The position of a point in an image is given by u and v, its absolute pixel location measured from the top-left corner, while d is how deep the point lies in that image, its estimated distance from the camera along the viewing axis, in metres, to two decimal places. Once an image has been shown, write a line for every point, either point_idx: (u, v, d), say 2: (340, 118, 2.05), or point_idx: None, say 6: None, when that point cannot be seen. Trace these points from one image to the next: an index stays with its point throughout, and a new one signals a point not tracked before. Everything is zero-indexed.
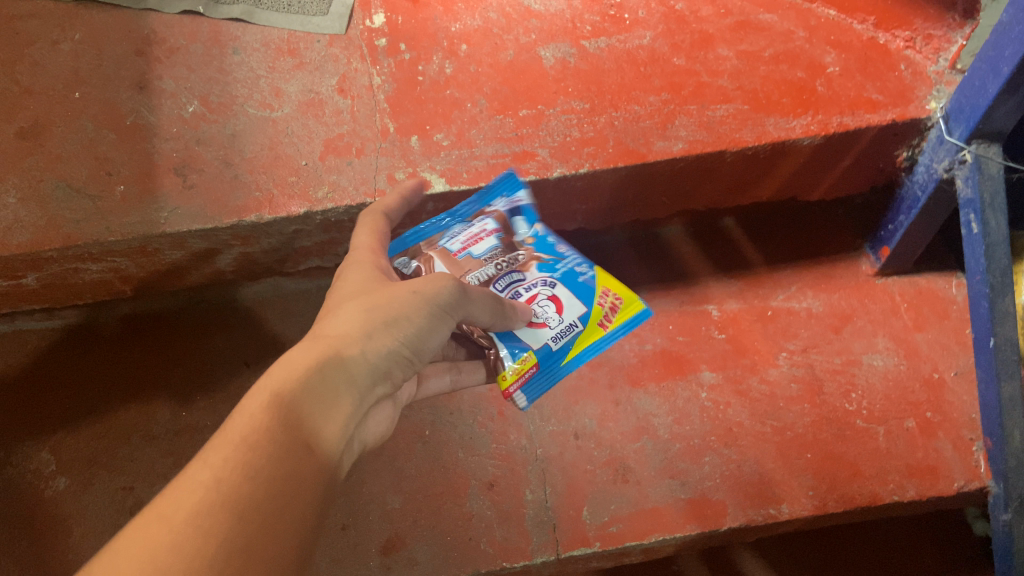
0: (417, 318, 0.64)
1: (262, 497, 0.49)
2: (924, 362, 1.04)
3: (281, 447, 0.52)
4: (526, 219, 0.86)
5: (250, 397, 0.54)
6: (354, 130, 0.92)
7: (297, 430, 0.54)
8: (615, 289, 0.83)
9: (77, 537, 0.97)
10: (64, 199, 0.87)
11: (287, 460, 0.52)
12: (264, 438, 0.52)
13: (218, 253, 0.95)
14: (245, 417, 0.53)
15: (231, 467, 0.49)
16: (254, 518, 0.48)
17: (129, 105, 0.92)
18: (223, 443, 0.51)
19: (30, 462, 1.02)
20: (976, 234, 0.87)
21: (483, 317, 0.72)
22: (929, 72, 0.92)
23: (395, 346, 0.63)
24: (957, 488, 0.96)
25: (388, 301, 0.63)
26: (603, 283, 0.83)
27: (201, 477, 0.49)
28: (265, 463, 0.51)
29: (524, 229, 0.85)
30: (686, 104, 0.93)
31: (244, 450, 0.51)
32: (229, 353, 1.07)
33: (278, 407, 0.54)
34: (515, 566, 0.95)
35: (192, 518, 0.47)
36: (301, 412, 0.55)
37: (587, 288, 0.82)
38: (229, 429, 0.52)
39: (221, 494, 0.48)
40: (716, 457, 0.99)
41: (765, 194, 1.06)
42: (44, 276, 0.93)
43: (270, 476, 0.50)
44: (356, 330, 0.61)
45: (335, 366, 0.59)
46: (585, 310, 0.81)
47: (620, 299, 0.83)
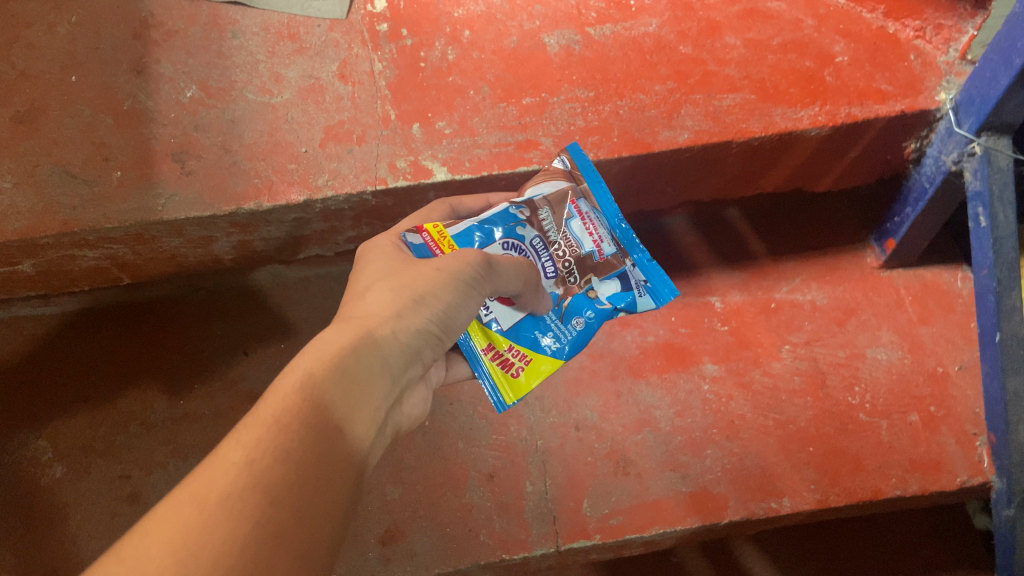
0: (445, 294, 0.63)
1: (297, 478, 0.47)
2: (928, 356, 1.03)
3: (316, 428, 0.50)
4: (615, 291, 0.79)
5: (280, 379, 0.52)
6: (355, 117, 0.91)
7: (331, 412, 0.51)
8: (525, 369, 0.79)
9: (73, 525, 0.96)
10: (61, 184, 0.86)
11: (319, 440, 0.49)
12: (297, 418, 0.49)
13: (216, 240, 0.94)
14: (277, 398, 0.50)
15: (264, 448, 0.47)
16: (288, 500, 0.46)
17: (126, 90, 0.90)
18: (255, 423, 0.48)
19: (26, 450, 1.01)
20: (984, 227, 0.86)
21: (511, 284, 0.69)
22: (939, 63, 0.91)
23: (423, 326, 0.61)
24: (960, 483, 0.96)
25: (414, 281, 0.63)
26: (529, 354, 0.79)
27: (233, 457, 0.46)
28: (300, 445, 0.48)
29: (604, 289, 0.79)
30: (692, 93, 0.91)
31: (276, 430, 0.48)
32: (227, 341, 1.07)
33: (308, 386, 0.51)
34: (514, 558, 0.94)
35: (226, 499, 0.44)
36: (332, 393, 0.52)
37: (527, 338, 0.79)
38: (261, 410, 0.50)
39: (257, 474, 0.45)
40: (718, 450, 0.98)
41: (770, 185, 1.05)
42: (40, 263, 0.92)
43: (305, 457, 0.48)
44: (386, 311, 0.60)
45: (365, 347, 0.57)
46: (503, 328, 0.78)
47: (513, 372, 0.78)
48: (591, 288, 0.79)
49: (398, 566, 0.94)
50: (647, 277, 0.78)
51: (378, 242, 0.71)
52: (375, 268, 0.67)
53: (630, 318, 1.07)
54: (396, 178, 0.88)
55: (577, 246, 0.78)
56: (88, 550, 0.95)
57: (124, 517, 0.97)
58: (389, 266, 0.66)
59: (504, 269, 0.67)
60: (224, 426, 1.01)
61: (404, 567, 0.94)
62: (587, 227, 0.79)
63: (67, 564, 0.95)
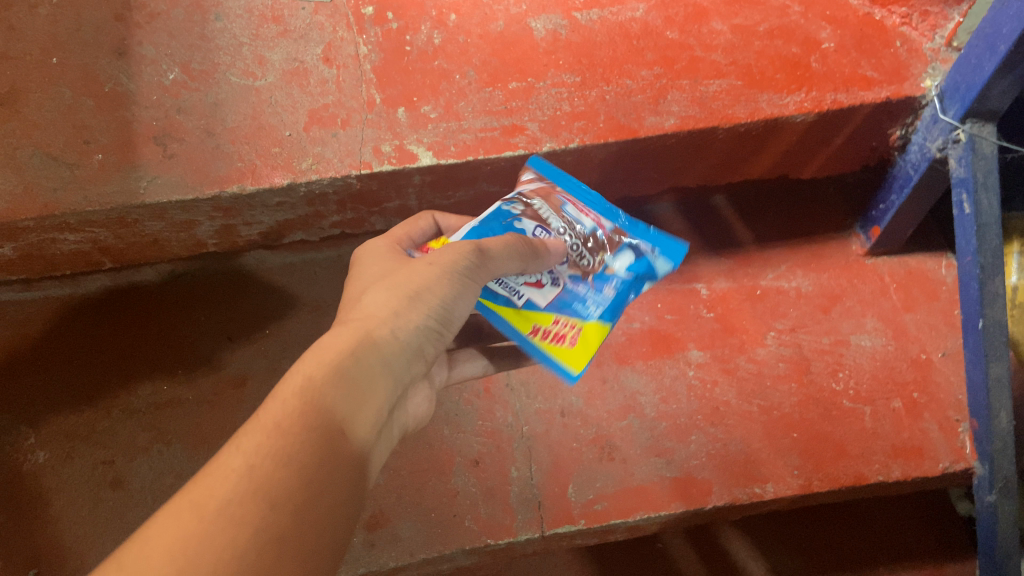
0: (442, 291, 0.63)
1: (297, 481, 0.49)
2: (912, 343, 1.03)
3: (317, 432, 0.52)
4: (632, 261, 0.77)
5: (281, 385, 0.54)
6: (339, 101, 0.90)
7: (330, 415, 0.53)
8: (578, 338, 0.75)
9: (57, 511, 0.96)
10: (41, 167, 0.85)
11: (320, 442, 0.51)
12: (297, 423, 0.51)
13: (199, 224, 0.93)
14: (277, 404, 0.52)
15: (264, 454, 0.49)
16: (287, 507, 0.48)
17: (108, 72, 0.89)
18: (256, 430, 0.51)
19: (8, 433, 1.00)
20: (968, 214, 0.86)
21: (511, 267, 0.67)
22: (925, 50, 0.91)
23: (422, 323, 0.62)
24: (942, 469, 0.96)
25: (410, 279, 0.63)
26: (577, 324, 0.76)
27: (234, 463, 0.49)
28: (298, 450, 0.50)
29: (619, 264, 0.77)
30: (679, 79, 0.91)
31: (275, 434, 0.50)
32: (212, 327, 1.06)
33: (306, 391, 0.53)
34: (498, 543, 0.94)
35: (226, 506, 0.46)
36: (333, 394, 0.54)
37: (569, 308, 0.75)
38: (262, 416, 0.52)
39: (256, 481, 0.48)
40: (702, 436, 0.99)
41: (757, 171, 1.05)
42: (21, 246, 0.91)
43: (304, 462, 0.50)
44: (382, 310, 0.61)
45: (365, 348, 0.58)
46: (543, 305, 0.75)
47: (568, 342, 0.75)
48: (607, 267, 0.77)
49: (383, 552, 0.94)
50: (652, 243, 0.78)
51: (373, 246, 0.72)
52: (379, 268, 0.68)
53: None
54: (381, 162, 0.87)
55: (578, 229, 0.77)
56: (71, 535, 0.95)
57: (107, 503, 0.96)
58: (385, 270, 0.67)
59: (496, 252, 0.66)
60: (209, 412, 1.01)
61: (389, 552, 0.94)
62: (580, 210, 0.79)
63: (51, 549, 0.95)
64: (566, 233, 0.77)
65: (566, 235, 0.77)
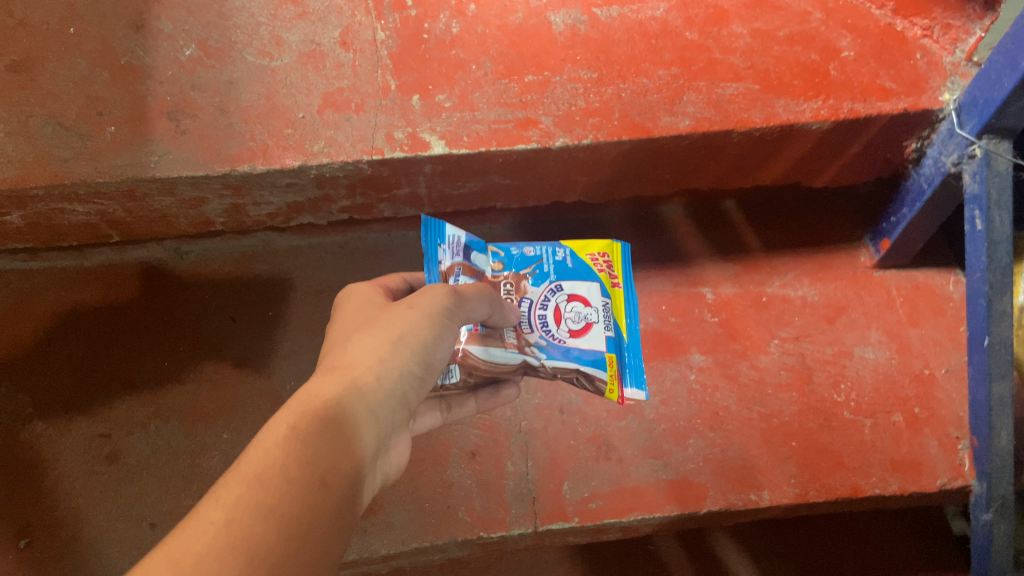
0: (423, 332, 0.63)
1: (277, 536, 0.47)
2: (915, 357, 1.03)
3: (299, 482, 0.50)
4: (482, 254, 0.82)
5: (264, 434, 0.52)
6: (354, 85, 0.90)
7: (315, 464, 0.51)
8: (599, 253, 0.86)
9: (51, 482, 0.96)
10: (52, 136, 0.85)
11: (303, 493, 0.50)
12: (277, 474, 0.50)
13: (208, 202, 0.93)
14: (258, 455, 0.51)
15: (243, 506, 0.47)
16: (268, 564, 0.46)
17: (124, 45, 0.89)
18: (236, 481, 0.49)
19: (7, 403, 1.00)
20: (980, 230, 0.85)
21: (480, 310, 0.70)
22: (945, 63, 0.90)
23: (407, 366, 0.61)
24: (939, 485, 0.96)
25: (394, 324, 0.63)
26: (591, 255, 0.86)
27: (212, 517, 0.47)
28: (280, 502, 0.48)
29: (487, 266, 0.82)
30: (696, 80, 0.91)
31: (255, 487, 0.49)
32: (216, 305, 1.06)
33: (291, 439, 0.52)
34: (491, 536, 0.94)
35: (202, 560, 0.44)
36: (317, 443, 0.52)
37: (580, 266, 0.84)
38: (242, 467, 0.50)
39: (233, 535, 0.46)
40: (701, 440, 0.98)
41: (768, 178, 1.04)
42: (29, 215, 0.91)
43: (285, 515, 0.48)
44: (367, 356, 0.60)
45: (351, 394, 0.57)
46: (598, 283, 0.84)
47: (609, 256, 0.86)
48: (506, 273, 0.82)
49: (375, 539, 0.94)
50: (439, 242, 0.78)
51: (358, 293, 0.73)
52: (364, 314, 0.69)
53: None
54: (393, 149, 0.87)
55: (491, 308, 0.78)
56: (65, 506, 0.95)
57: (102, 476, 0.96)
58: (366, 319, 0.67)
59: (468, 294, 0.68)
60: (208, 391, 1.01)
61: (381, 540, 0.94)
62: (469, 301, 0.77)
63: (44, 520, 0.95)
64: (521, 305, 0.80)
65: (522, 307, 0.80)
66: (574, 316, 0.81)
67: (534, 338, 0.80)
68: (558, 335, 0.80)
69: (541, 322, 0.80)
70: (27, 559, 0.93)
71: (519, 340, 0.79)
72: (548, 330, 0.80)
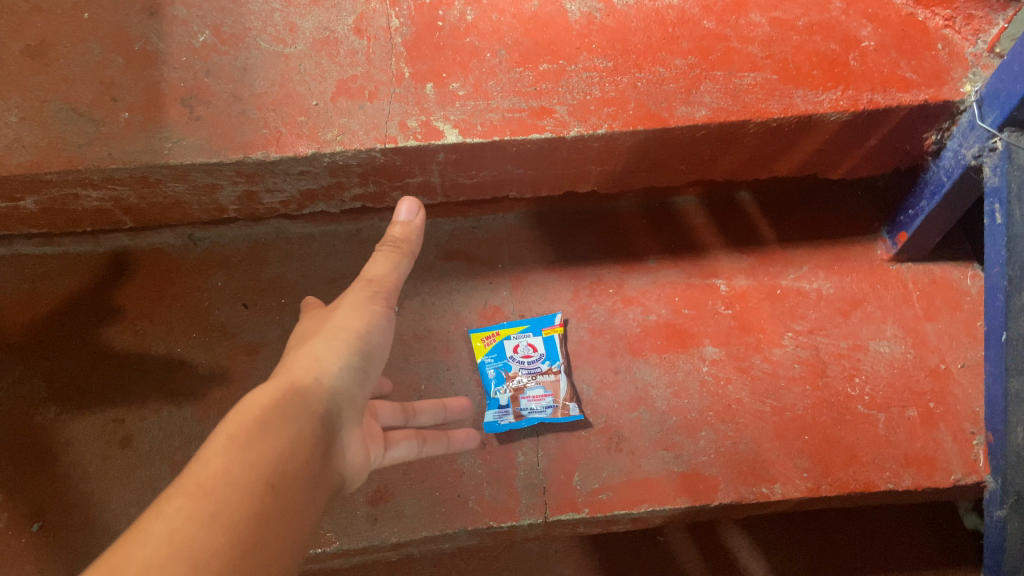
0: (353, 324, 0.73)
1: (221, 535, 0.54)
2: (931, 352, 1.02)
3: (240, 487, 0.58)
4: (495, 416, 0.98)
5: (208, 445, 0.61)
6: (368, 73, 0.89)
7: (256, 468, 0.59)
8: (494, 337, 1.03)
9: (65, 466, 0.97)
10: (67, 122, 0.85)
11: (248, 493, 0.58)
12: (219, 482, 0.57)
13: (221, 189, 0.93)
14: (201, 467, 0.58)
15: (183, 515, 0.55)
16: (216, 558, 0.53)
17: (139, 30, 0.89)
18: (178, 494, 0.56)
19: (22, 386, 1.01)
20: (999, 224, 0.84)
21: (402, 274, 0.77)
22: (966, 54, 0.89)
23: (342, 361, 0.71)
24: (953, 480, 0.95)
25: (333, 327, 0.73)
26: (500, 344, 1.02)
27: (155, 529, 0.54)
28: (222, 505, 0.56)
29: (495, 413, 0.99)
30: (713, 70, 0.89)
31: (198, 496, 0.56)
32: (228, 292, 1.06)
33: (231, 448, 0.60)
34: (501, 526, 0.94)
35: (149, 563, 0.51)
36: (258, 450, 0.61)
37: (502, 364, 1.01)
38: (186, 479, 0.58)
39: (177, 541, 0.53)
40: (712, 433, 0.98)
41: (785, 169, 1.03)
42: (43, 200, 0.91)
43: (228, 517, 0.55)
44: (305, 361, 0.70)
45: (288, 398, 0.66)
46: (508, 362, 1.01)
47: (503, 326, 1.03)
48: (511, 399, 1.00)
49: (385, 527, 0.94)
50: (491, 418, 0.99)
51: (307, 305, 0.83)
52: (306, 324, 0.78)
53: (634, 295, 1.07)
54: (407, 137, 0.87)
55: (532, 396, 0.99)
56: (78, 490, 0.96)
57: (115, 461, 0.97)
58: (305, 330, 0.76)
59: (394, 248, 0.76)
60: (220, 377, 1.01)
61: (391, 527, 0.94)
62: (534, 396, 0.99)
63: (56, 503, 0.95)
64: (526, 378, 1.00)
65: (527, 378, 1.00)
66: (524, 358, 1.01)
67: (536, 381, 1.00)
68: (535, 362, 1.01)
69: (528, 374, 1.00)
70: (40, 542, 0.94)
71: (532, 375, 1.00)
72: (528, 365, 1.01)
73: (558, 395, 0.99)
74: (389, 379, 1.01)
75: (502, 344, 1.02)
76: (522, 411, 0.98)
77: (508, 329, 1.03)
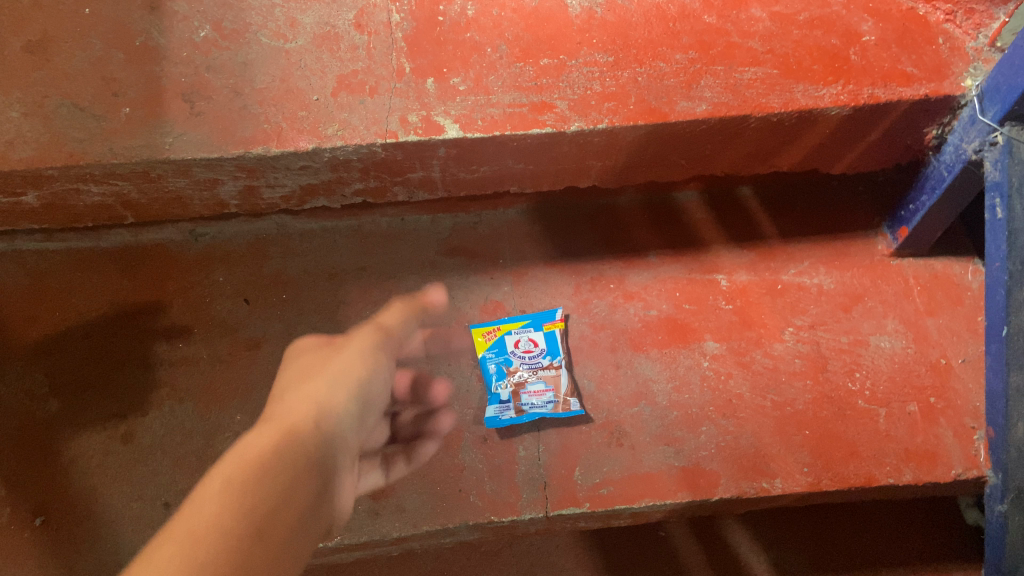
0: (354, 368, 0.90)
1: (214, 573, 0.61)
2: (932, 347, 1.02)
3: (235, 537, 0.65)
4: (496, 411, 0.98)
5: (202, 497, 0.69)
6: (369, 68, 0.89)
7: (250, 518, 0.67)
8: (495, 332, 1.03)
9: (67, 461, 0.97)
10: (68, 117, 0.85)
11: (241, 536, 0.66)
12: (209, 530, 0.65)
13: (222, 184, 0.93)
14: (185, 518, 0.65)
15: (174, 562, 0.60)
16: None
17: (140, 26, 0.89)
18: (173, 535, 0.64)
19: (24, 381, 1.01)
20: (1000, 219, 0.85)
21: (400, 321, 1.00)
22: (967, 48, 0.89)
23: (340, 402, 0.87)
24: (954, 475, 0.95)
25: (338, 373, 0.89)
26: (501, 339, 1.02)
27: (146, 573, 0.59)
28: (210, 556, 0.62)
29: (498, 409, 0.99)
30: (713, 65, 0.89)
31: (190, 544, 0.63)
32: (230, 288, 1.06)
33: (223, 497, 0.68)
34: (502, 520, 0.94)
35: None
36: (261, 483, 0.71)
37: (503, 359, 1.01)
38: (175, 528, 0.64)
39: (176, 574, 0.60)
40: (713, 428, 0.98)
41: (786, 164, 1.03)
42: (44, 195, 0.91)
43: (227, 558, 0.63)
44: (303, 409, 0.84)
45: (287, 445, 0.79)
46: (510, 357, 1.01)
47: (504, 321, 1.03)
48: (512, 394, 0.99)
49: (386, 522, 0.94)
50: (492, 413, 0.99)
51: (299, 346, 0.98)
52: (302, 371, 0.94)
53: (635, 291, 1.07)
54: (407, 132, 0.87)
55: (533, 391, 0.99)
56: (80, 484, 0.96)
57: (117, 456, 0.97)
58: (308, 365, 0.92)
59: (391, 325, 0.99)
60: (221, 372, 1.01)
61: (393, 522, 0.94)
62: (535, 391, 0.99)
63: (58, 498, 0.95)
64: (528, 373, 1.00)
65: (529, 374, 1.00)
66: (524, 354, 1.01)
67: (537, 377, 1.00)
68: (535, 358, 1.01)
69: (529, 370, 1.00)
70: (42, 537, 0.94)
71: (532, 370, 1.00)
72: (529, 360, 1.01)
73: (559, 390, 0.99)
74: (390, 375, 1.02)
75: (503, 339, 1.02)
76: (523, 406, 0.99)
77: (509, 325, 1.03)
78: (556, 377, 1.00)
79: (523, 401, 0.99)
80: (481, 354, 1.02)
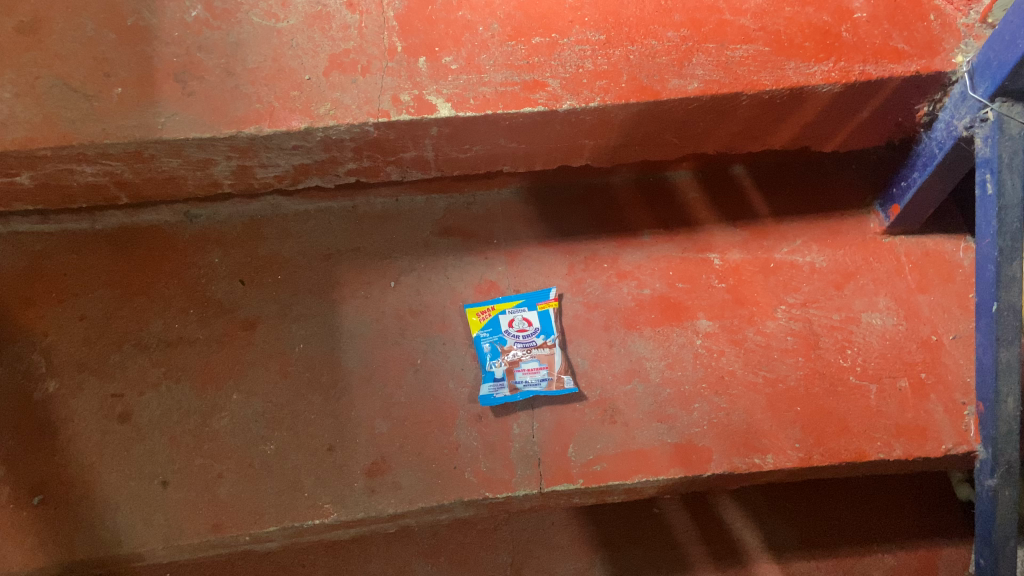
0: None
1: None
2: (923, 323, 1.03)
3: None
4: (492, 388, 0.99)
5: None
6: (361, 47, 0.89)
7: None
8: (490, 311, 1.03)
9: (65, 440, 0.98)
10: (61, 98, 0.85)
11: None
12: None
13: (215, 164, 0.93)
14: None
15: None
16: None
17: (131, 5, 0.89)
18: None
19: (20, 362, 1.01)
20: (990, 195, 0.85)
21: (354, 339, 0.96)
22: (959, 24, 0.89)
23: None
24: (944, 450, 0.96)
25: None
26: (496, 318, 1.03)
27: None
28: None
29: (493, 387, 0.99)
30: (705, 42, 0.89)
31: None
32: (224, 269, 1.07)
33: None
34: (496, 497, 0.95)
35: None
36: None
37: (498, 338, 1.02)
38: None
39: None
40: (706, 404, 0.99)
41: (778, 142, 1.03)
42: (39, 176, 0.91)
43: None
44: None
45: None
46: (505, 336, 1.02)
47: (499, 300, 1.03)
48: (507, 373, 1.00)
49: (382, 498, 0.95)
50: (487, 391, 0.99)
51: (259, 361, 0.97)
52: None
53: (628, 270, 1.07)
54: (400, 111, 0.87)
55: (529, 368, 1.00)
56: (78, 463, 0.97)
57: (114, 435, 0.98)
58: None
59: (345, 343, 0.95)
60: (217, 352, 1.02)
61: (388, 499, 0.95)
62: (529, 369, 1.00)
63: (57, 477, 0.96)
64: (522, 351, 1.01)
65: (524, 352, 1.01)
66: (519, 333, 1.02)
67: (532, 355, 1.01)
68: (529, 336, 1.02)
69: (523, 348, 1.01)
70: (41, 515, 0.95)
71: (526, 348, 1.01)
72: (523, 339, 1.02)
73: (553, 367, 1.00)
74: (385, 354, 1.02)
75: (497, 318, 1.03)
76: (518, 383, 0.99)
77: (504, 304, 1.03)
78: (550, 355, 1.01)
79: (518, 378, 0.99)
80: (475, 333, 1.02)
